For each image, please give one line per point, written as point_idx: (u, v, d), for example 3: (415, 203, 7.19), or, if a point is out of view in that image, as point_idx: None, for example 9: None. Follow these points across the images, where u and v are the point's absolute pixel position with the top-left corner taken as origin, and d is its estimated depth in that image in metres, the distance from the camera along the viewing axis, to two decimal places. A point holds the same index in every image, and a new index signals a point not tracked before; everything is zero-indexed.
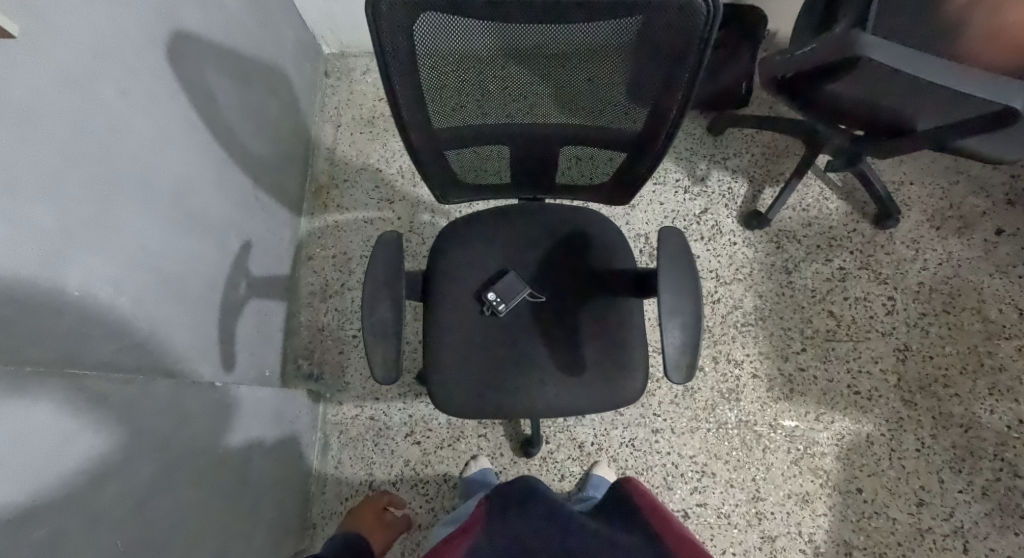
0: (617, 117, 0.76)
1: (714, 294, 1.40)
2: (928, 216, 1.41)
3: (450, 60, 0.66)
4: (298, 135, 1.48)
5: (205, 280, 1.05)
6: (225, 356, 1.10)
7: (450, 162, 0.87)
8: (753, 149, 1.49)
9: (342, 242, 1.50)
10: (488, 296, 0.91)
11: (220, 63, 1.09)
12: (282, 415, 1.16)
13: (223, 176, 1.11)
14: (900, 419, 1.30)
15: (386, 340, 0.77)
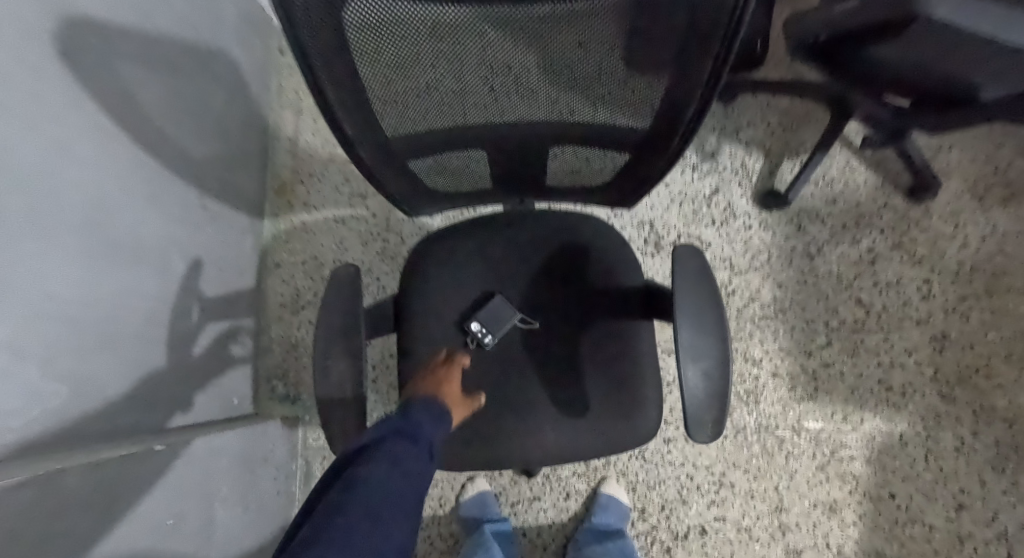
0: (618, 110, 0.59)
1: (729, 285, 1.25)
2: (970, 185, 1.25)
3: (393, 52, 0.49)
4: (251, 126, 1.29)
5: (146, 316, 0.90)
6: (179, 396, 0.96)
7: (413, 172, 0.71)
8: (770, 116, 1.31)
9: (312, 246, 1.34)
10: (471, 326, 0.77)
11: (140, 52, 0.90)
12: (253, 455, 1.04)
13: (157, 189, 0.95)
14: (937, 416, 1.18)
15: (344, 404, 0.64)
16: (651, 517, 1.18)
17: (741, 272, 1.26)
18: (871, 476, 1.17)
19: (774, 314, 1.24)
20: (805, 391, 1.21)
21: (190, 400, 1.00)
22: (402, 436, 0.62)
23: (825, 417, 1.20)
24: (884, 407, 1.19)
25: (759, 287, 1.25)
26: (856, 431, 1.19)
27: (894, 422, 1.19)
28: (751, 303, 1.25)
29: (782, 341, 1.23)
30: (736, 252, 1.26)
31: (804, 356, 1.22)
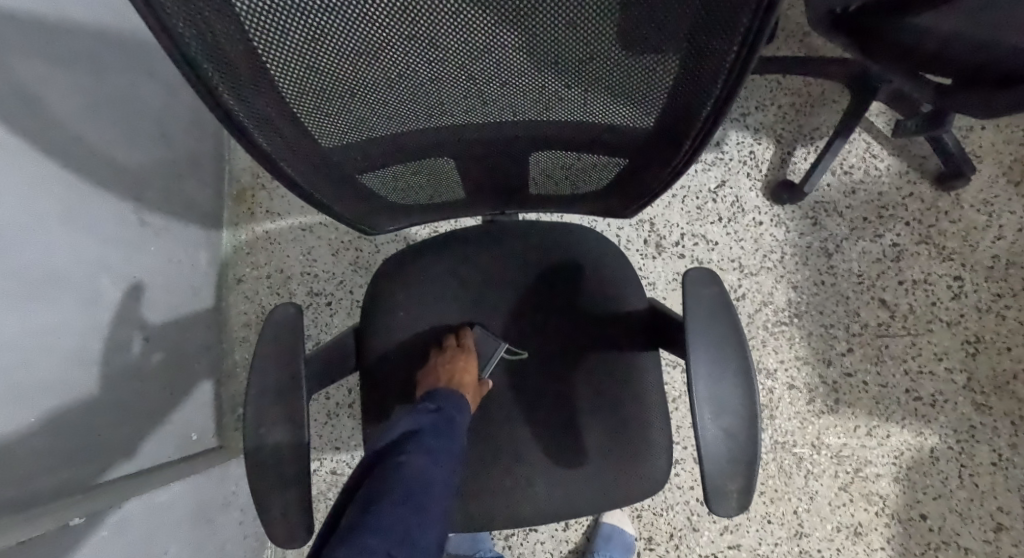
0: (614, 105, 0.46)
1: (738, 289, 1.13)
2: (1005, 169, 1.12)
3: (307, 44, 0.36)
4: (201, 126, 1.15)
5: (71, 359, 0.77)
6: (119, 444, 0.84)
7: (363, 187, 0.58)
8: (780, 98, 1.18)
9: (276, 258, 1.21)
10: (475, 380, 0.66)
11: (46, 48, 0.75)
12: (211, 502, 0.93)
13: (78, 208, 0.81)
14: (971, 428, 1.07)
15: (284, 480, 0.52)
16: (658, 547, 1.08)
17: (751, 274, 1.13)
18: (899, 496, 1.07)
19: (789, 319, 1.12)
20: (824, 404, 1.10)
21: (135, 446, 0.88)
22: (436, 428, 0.59)
23: (847, 432, 1.09)
24: (913, 419, 1.08)
25: (772, 290, 1.13)
26: (882, 446, 1.08)
27: (924, 436, 1.08)
28: (763, 308, 1.13)
29: (799, 349, 1.11)
30: (746, 252, 1.14)
31: (823, 365, 1.11)
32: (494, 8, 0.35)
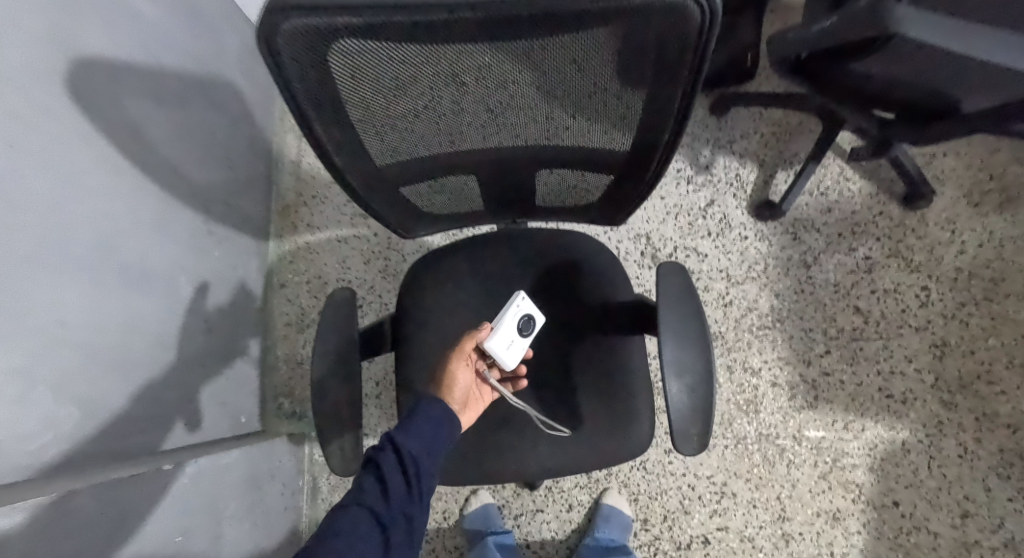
0: (603, 130, 0.61)
1: (726, 296, 1.26)
2: (965, 191, 1.26)
3: (385, 85, 0.52)
4: (255, 151, 1.33)
5: (153, 339, 0.93)
6: (187, 415, 0.99)
7: (409, 197, 0.74)
8: (762, 127, 1.33)
9: (316, 265, 1.37)
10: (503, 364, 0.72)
11: (146, 86, 0.94)
12: (260, 472, 1.07)
13: (164, 216, 0.98)
14: (939, 423, 1.18)
15: (342, 424, 0.66)
16: (653, 528, 1.19)
17: (738, 283, 1.27)
18: (874, 484, 1.17)
19: (772, 324, 1.25)
20: (804, 400, 1.22)
21: (198, 419, 1.03)
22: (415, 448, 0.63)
23: (825, 425, 1.20)
24: (885, 415, 1.19)
25: (756, 297, 1.26)
26: (857, 439, 1.19)
27: (895, 430, 1.19)
28: (749, 313, 1.25)
29: (781, 351, 1.24)
30: (733, 263, 1.27)
31: (803, 365, 1.23)
32: (517, 63, 0.51)
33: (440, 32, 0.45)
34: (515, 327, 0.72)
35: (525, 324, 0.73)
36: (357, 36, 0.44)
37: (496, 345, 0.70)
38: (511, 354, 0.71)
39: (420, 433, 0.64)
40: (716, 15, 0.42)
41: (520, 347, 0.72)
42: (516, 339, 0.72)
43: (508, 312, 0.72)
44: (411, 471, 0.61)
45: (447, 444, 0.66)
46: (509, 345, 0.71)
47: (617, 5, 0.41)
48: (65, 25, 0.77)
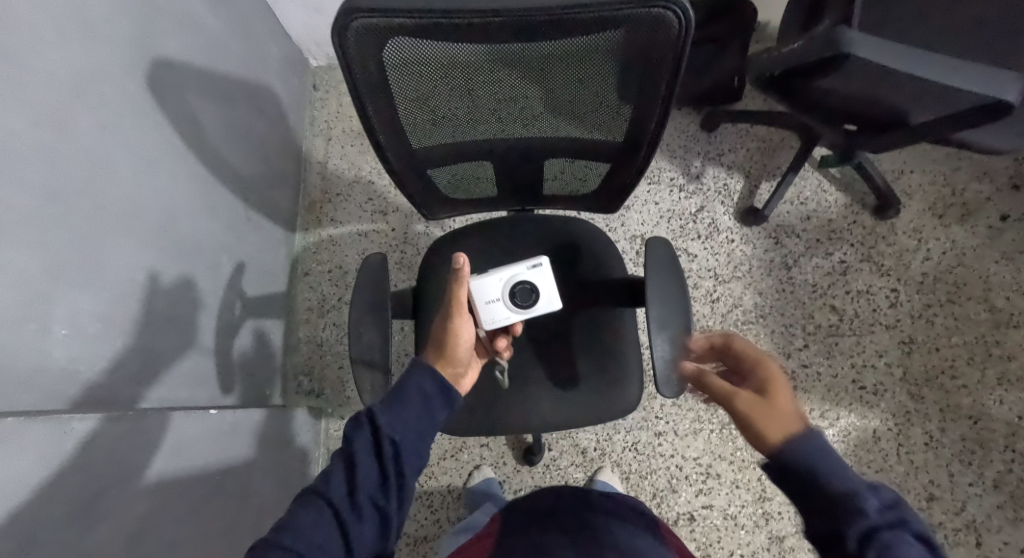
0: (603, 125, 0.73)
1: (713, 293, 1.38)
2: (930, 205, 1.39)
3: (427, 79, 0.64)
4: (288, 151, 1.47)
5: (199, 306, 1.04)
6: (222, 378, 1.10)
7: (435, 180, 0.86)
8: (748, 143, 1.47)
9: (338, 256, 1.49)
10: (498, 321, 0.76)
11: (205, 86, 1.08)
12: (282, 435, 1.18)
13: (213, 199, 1.11)
14: (907, 413, 1.28)
15: (373, 366, 0.77)
16: None
17: (724, 281, 1.38)
18: None
19: (755, 319, 1.36)
20: None
21: (231, 384, 1.13)
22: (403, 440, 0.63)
23: (804, 413, 1.30)
24: (858, 405, 1.30)
25: (741, 295, 1.38)
26: (833, 427, 1.29)
27: (867, 419, 1.29)
28: (734, 309, 1.37)
29: (763, 344, 1.35)
30: (720, 263, 1.40)
31: (783, 357, 1.34)
32: (536, 66, 0.63)
33: (477, 35, 0.57)
34: (503, 287, 0.75)
35: (520, 290, 0.76)
36: (412, 35, 0.57)
37: (472, 297, 0.75)
38: (483, 311, 0.75)
39: (402, 415, 0.64)
40: (689, 24, 0.55)
41: (498, 310, 0.75)
42: (497, 300, 0.75)
43: (508, 272, 0.76)
44: (385, 454, 0.61)
45: (432, 428, 0.66)
46: (486, 302, 0.75)
47: (613, 16, 0.54)
48: (149, 29, 0.91)
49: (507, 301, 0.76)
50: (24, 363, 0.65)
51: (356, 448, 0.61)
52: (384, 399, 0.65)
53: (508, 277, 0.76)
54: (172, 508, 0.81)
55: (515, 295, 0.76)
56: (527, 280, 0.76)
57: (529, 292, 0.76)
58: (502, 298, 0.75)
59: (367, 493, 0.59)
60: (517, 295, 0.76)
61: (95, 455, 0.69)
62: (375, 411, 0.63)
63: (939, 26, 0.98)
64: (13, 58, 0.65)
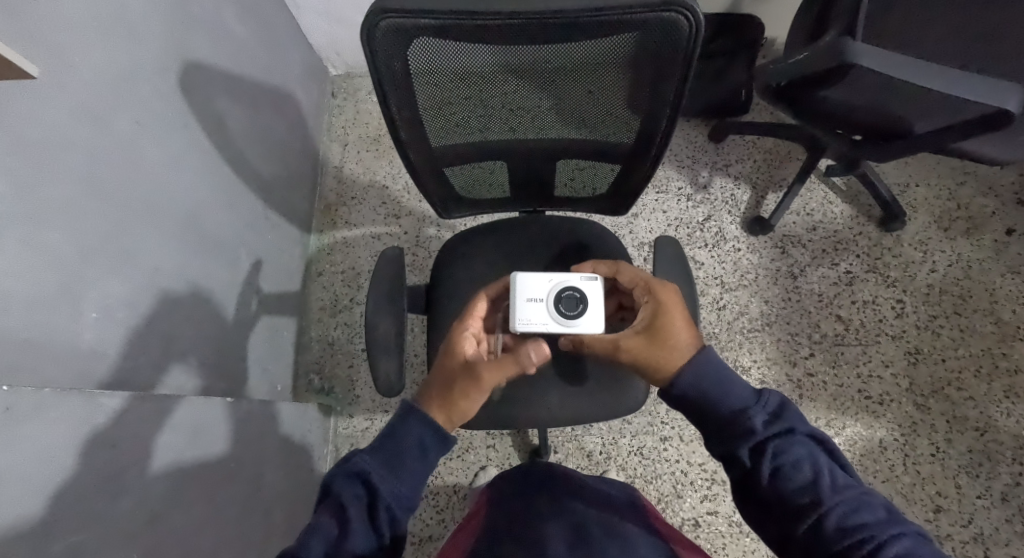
0: (616, 127, 0.76)
1: (720, 300, 1.39)
2: (936, 217, 1.41)
3: (449, 79, 0.67)
4: (306, 154, 1.51)
5: (217, 299, 1.07)
6: (236, 371, 1.12)
7: (452, 179, 0.89)
8: (755, 155, 1.50)
9: (351, 258, 1.52)
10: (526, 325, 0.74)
11: (231, 89, 1.12)
12: (292, 429, 1.20)
13: (235, 197, 1.14)
14: (914, 424, 1.28)
15: (387, 355, 0.80)
16: None
17: (730, 289, 1.40)
18: None
19: (761, 327, 1.37)
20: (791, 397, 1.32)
21: (244, 377, 1.15)
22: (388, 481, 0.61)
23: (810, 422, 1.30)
24: (864, 414, 1.30)
25: (747, 303, 1.39)
26: (839, 436, 1.29)
27: (873, 428, 1.29)
28: (740, 317, 1.38)
29: (769, 352, 1.35)
30: (726, 271, 1.42)
31: (789, 365, 1.34)
32: (553, 70, 0.66)
33: (497, 38, 0.60)
34: (551, 290, 0.75)
35: (566, 297, 0.75)
36: (436, 35, 0.59)
37: (519, 288, 0.74)
38: (523, 305, 0.74)
39: (393, 463, 0.62)
40: (701, 27, 0.57)
41: (538, 308, 0.74)
42: (541, 299, 0.74)
43: (561, 277, 0.75)
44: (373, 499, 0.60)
45: (425, 471, 0.65)
46: (530, 297, 0.74)
47: (628, 18, 0.56)
48: (182, 33, 0.95)
49: (550, 304, 0.74)
50: (60, 342, 0.68)
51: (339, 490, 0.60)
52: (381, 460, 0.62)
53: (560, 281, 0.75)
54: (190, 489, 0.83)
55: (560, 301, 0.74)
56: (577, 290, 0.75)
57: (575, 303, 0.75)
58: (546, 299, 0.74)
59: (354, 552, 0.57)
60: (562, 301, 0.75)
61: (120, 431, 0.72)
62: (375, 478, 0.60)
63: (941, 41, 1.01)
64: (60, 55, 0.70)
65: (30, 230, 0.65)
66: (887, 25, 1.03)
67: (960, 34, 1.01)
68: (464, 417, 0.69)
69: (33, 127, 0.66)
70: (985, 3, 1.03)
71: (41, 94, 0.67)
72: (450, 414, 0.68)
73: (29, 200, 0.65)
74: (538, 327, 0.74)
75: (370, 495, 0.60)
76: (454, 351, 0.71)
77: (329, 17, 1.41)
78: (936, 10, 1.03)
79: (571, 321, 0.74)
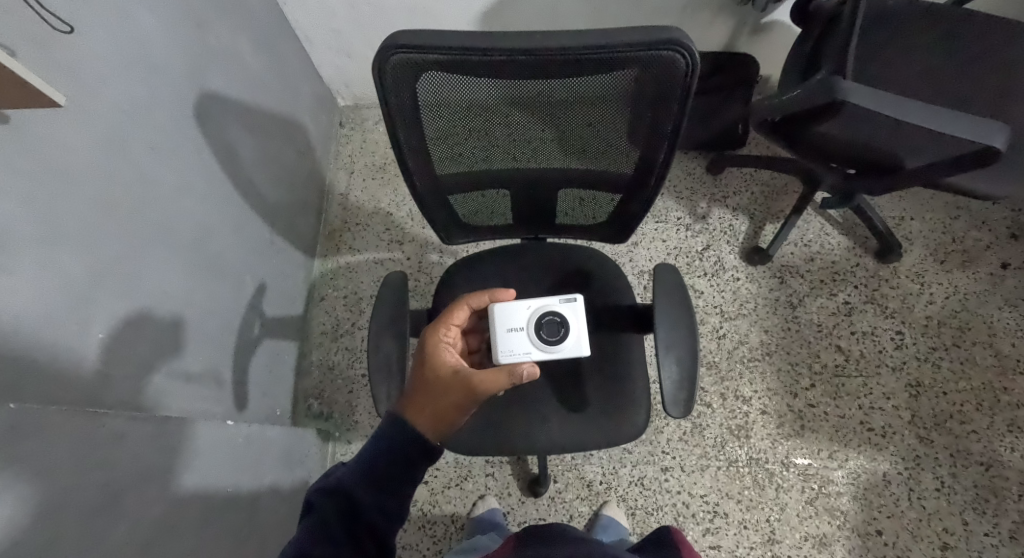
0: (615, 158, 0.78)
1: (720, 329, 1.40)
2: (932, 250, 1.43)
3: (454, 109, 0.69)
4: (313, 181, 1.54)
5: (222, 322, 1.08)
6: (238, 394, 1.13)
7: (456, 207, 0.91)
8: (753, 187, 1.53)
9: (354, 283, 1.54)
10: (509, 353, 0.75)
11: (244, 119, 1.15)
12: (291, 454, 1.19)
13: (243, 222, 1.17)
14: (917, 457, 1.27)
15: (390, 378, 0.81)
16: None
17: (730, 318, 1.41)
18: (858, 512, 1.25)
19: (761, 356, 1.37)
20: (791, 428, 1.31)
21: (245, 401, 1.15)
22: (373, 495, 0.62)
23: (811, 453, 1.29)
24: (867, 446, 1.29)
25: (747, 332, 1.40)
26: (842, 468, 1.28)
27: (876, 461, 1.28)
28: (740, 346, 1.39)
29: (770, 381, 1.35)
30: (726, 300, 1.43)
31: (790, 396, 1.34)
32: (555, 103, 0.68)
33: (501, 74, 0.63)
34: (531, 318, 0.76)
35: (547, 323, 0.76)
36: (443, 69, 0.62)
37: (499, 319, 0.76)
38: (505, 336, 0.76)
39: (377, 478, 0.63)
40: (696, 64, 0.60)
41: (520, 338, 0.76)
42: (521, 328, 0.76)
43: (541, 303, 0.77)
44: (358, 515, 0.62)
45: (411, 484, 0.65)
46: (510, 327, 0.76)
47: (627, 56, 0.59)
48: (200, 66, 0.99)
49: (531, 332, 0.76)
50: (67, 361, 0.70)
51: (327, 506, 0.62)
52: (364, 474, 0.63)
53: (539, 308, 0.77)
54: (187, 514, 0.83)
55: (541, 327, 0.76)
56: (557, 314, 0.76)
57: (556, 328, 0.76)
58: (526, 327, 0.76)
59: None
60: (543, 328, 0.76)
61: (120, 453, 0.72)
62: (356, 494, 0.62)
63: (929, 81, 1.05)
64: (84, 86, 0.73)
65: (45, 251, 0.67)
66: (877, 65, 1.07)
67: (946, 76, 1.05)
68: (452, 431, 0.68)
69: (53, 152, 0.69)
70: (970, 46, 1.07)
71: (64, 123, 0.70)
72: (440, 428, 0.66)
73: (45, 223, 0.67)
74: (521, 356, 0.75)
75: (351, 511, 0.62)
76: (439, 361, 0.71)
77: (340, 51, 1.46)
78: (924, 51, 1.07)
79: (553, 345, 0.75)
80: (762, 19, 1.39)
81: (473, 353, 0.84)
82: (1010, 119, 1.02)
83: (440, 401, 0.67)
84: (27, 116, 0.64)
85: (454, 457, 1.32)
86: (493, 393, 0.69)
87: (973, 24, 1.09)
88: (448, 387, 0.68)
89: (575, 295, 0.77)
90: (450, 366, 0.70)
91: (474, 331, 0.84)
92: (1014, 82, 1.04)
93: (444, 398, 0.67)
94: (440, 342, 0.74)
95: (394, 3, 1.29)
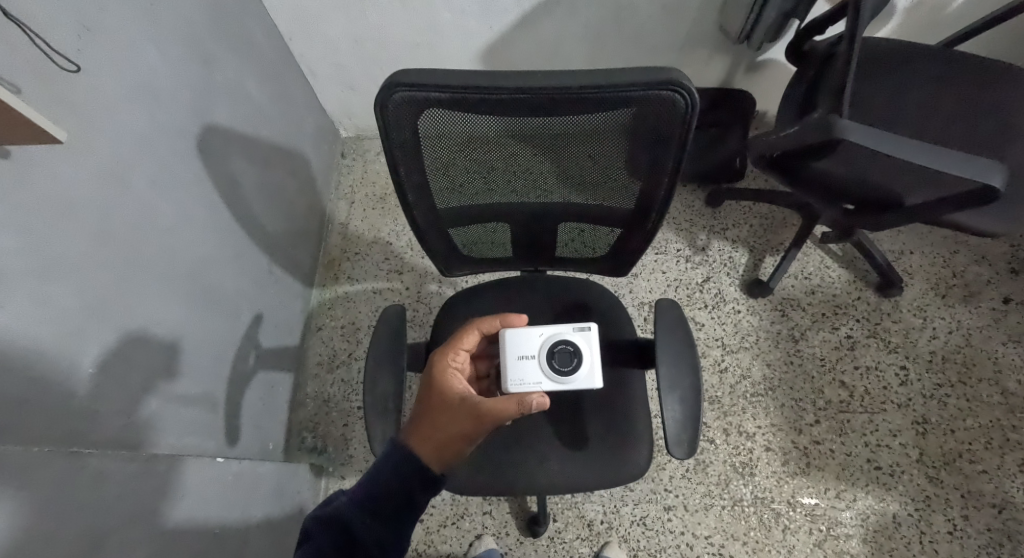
0: (616, 193, 0.78)
1: (721, 362, 1.38)
2: (932, 284, 1.42)
3: (454, 144, 0.69)
4: (313, 211, 1.54)
5: (217, 353, 1.06)
6: (231, 428, 1.10)
7: (456, 240, 0.91)
8: (752, 220, 1.54)
9: (352, 312, 1.52)
10: (520, 384, 0.74)
11: (246, 150, 1.16)
12: (281, 490, 1.15)
13: (241, 253, 1.16)
14: (927, 497, 1.24)
15: (387, 414, 0.79)
16: None
17: (731, 351, 1.39)
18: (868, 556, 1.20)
19: (764, 391, 1.35)
20: (797, 466, 1.28)
21: (238, 435, 1.12)
22: (367, 526, 0.60)
23: (818, 493, 1.26)
24: (876, 486, 1.26)
25: (749, 366, 1.38)
26: (850, 509, 1.24)
27: (885, 501, 1.24)
28: (742, 380, 1.37)
29: (773, 418, 1.33)
30: (727, 333, 1.41)
31: (794, 432, 1.31)
32: (558, 138, 0.68)
33: (499, 112, 0.63)
34: (542, 346, 0.75)
35: (559, 352, 0.75)
36: (442, 106, 0.63)
37: (510, 347, 0.75)
38: (516, 363, 0.75)
39: (372, 508, 0.61)
40: (695, 103, 0.61)
41: (531, 366, 0.74)
42: (532, 356, 0.75)
43: (555, 330, 0.75)
44: (350, 546, 0.60)
45: (411, 516, 0.62)
46: (521, 355, 0.75)
47: (628, 95, 0.60)
48: (204, 99, 1.00)
49: (542, 361, 0.75)
50: (53, 396, 0.67)
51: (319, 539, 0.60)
52: (359, 506, 0.61)
53: (551, 335, 0.75)
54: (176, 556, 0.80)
55: (553, 356, 0.75)
56: (570, 343, 0.75)
57: (568, 357, 0.75)
58: (538, 356, 0.75)
59: None
60: (555, 356, 0.75)
61: (103, 492, 0.70)
62: (349, 523, 0.60)
63: (923, 119, 1.06)
64: (87, 119, 0.73)
65: (36, 284, 0.65)
66: (873, 103, 1.08)
67: (939, 114, 1.07)
68: (457, 462, 0.64)
69: (53, 186, 0.68)
70: (962, 85, 1.09)
71: (64, 156, 0.70)
72: (444, 457, 0.63)
73: (37, 255, 0.65)
74: (531, 385, 0.74)
75: (343, 543, 0.60)
76: (446, 387, 0.69)
77: (343, 84, 1.48)
78: (917, 91, 1.09)
79: (565, 376, 0.74)
80: (757, 57, 1.42)
81: (482, 379, 0.83)
82: (1005, 156, 1.03)
83: (445, 427, 0.64)
84: (30, 149, 0.65)
85: (449, 494, 1.28)
86: (500, 423, 0.65)
87: (965, 64, 1.11)
88: (454, 414, 0.65)
89: (589, 324, 0.75)
90: (457, 393, 0.68)
91: (483, 356, 0.84)
92: (1007, 120, 1.06)
93: (449, 424, 0.65)
94: (448, 367, 0.72)
95: (397, 39, 1.32)
